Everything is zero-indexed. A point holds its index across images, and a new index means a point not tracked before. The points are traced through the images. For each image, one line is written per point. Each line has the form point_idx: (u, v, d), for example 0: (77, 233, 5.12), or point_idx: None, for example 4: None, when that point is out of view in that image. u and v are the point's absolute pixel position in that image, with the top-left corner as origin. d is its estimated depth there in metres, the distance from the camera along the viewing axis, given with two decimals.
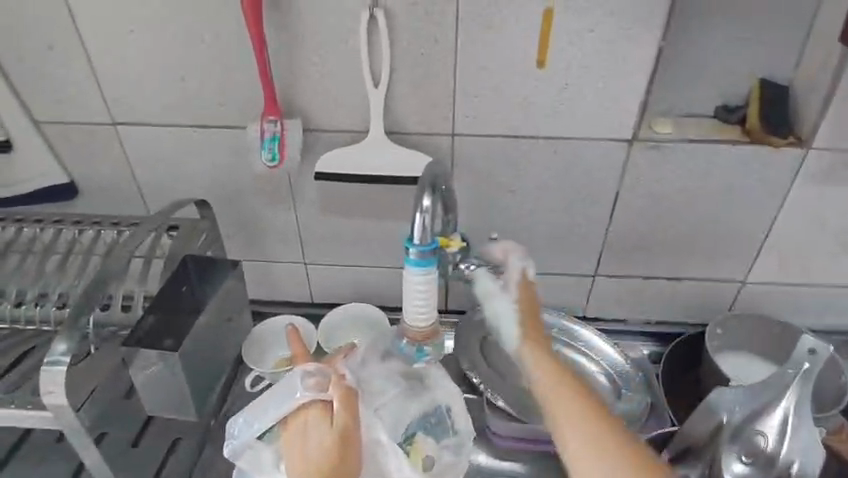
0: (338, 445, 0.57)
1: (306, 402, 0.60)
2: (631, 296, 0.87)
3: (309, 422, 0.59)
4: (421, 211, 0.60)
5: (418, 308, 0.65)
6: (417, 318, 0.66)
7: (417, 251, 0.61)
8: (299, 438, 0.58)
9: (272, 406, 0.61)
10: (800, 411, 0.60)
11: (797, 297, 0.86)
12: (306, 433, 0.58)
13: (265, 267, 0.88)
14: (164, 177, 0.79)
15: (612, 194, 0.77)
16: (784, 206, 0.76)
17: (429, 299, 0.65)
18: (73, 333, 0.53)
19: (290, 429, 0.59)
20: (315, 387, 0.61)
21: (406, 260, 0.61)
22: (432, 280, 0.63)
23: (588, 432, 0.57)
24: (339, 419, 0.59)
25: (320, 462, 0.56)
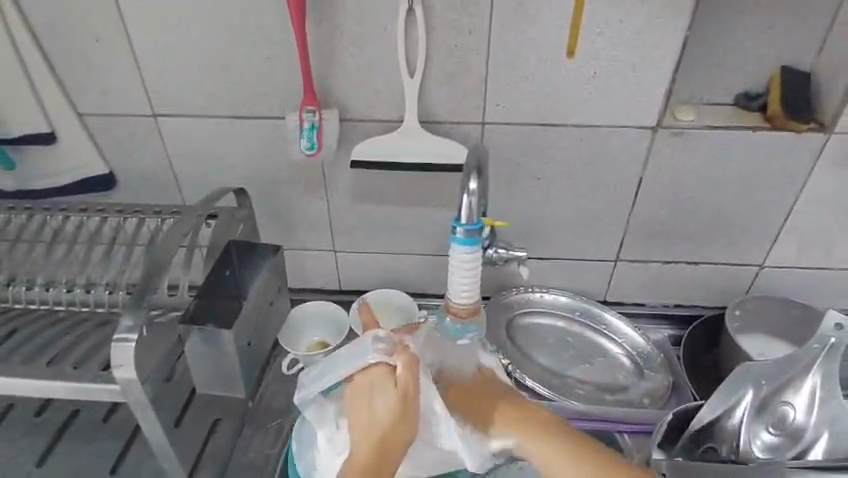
0: (404, 411, 0.55)
1: (372, 365, 0.58)
2: (652, 281, 0.90)
3: (377, 384, 0.57)
4: (468, 193, 0.58)
5: (460, 287, 0.62)
6: (461, 297, 0.63)
7: (464, 229, 0.59)
8: (366, 399, 0.57)
9: (338, 365, 0.60)
10: (828, 385, 0.62)
11: (816, 280, 0.88)
12: (372, 394, 0.57)
13: (295, 254, 0.91)
14: (201, 167, 0.82)
15: (636, 180, 0.79)
16: (804, 191, 0.79)
17: (472, 279, 0.62)
18: (139, 312, 0.56)
19: (358, 387, 0.58)
20: (385, 350, 0.58)
21: (453, 238, 0.59)
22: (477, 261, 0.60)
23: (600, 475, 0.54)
24: (404, 384, 0.56)
25: (382, 425, 0.55)
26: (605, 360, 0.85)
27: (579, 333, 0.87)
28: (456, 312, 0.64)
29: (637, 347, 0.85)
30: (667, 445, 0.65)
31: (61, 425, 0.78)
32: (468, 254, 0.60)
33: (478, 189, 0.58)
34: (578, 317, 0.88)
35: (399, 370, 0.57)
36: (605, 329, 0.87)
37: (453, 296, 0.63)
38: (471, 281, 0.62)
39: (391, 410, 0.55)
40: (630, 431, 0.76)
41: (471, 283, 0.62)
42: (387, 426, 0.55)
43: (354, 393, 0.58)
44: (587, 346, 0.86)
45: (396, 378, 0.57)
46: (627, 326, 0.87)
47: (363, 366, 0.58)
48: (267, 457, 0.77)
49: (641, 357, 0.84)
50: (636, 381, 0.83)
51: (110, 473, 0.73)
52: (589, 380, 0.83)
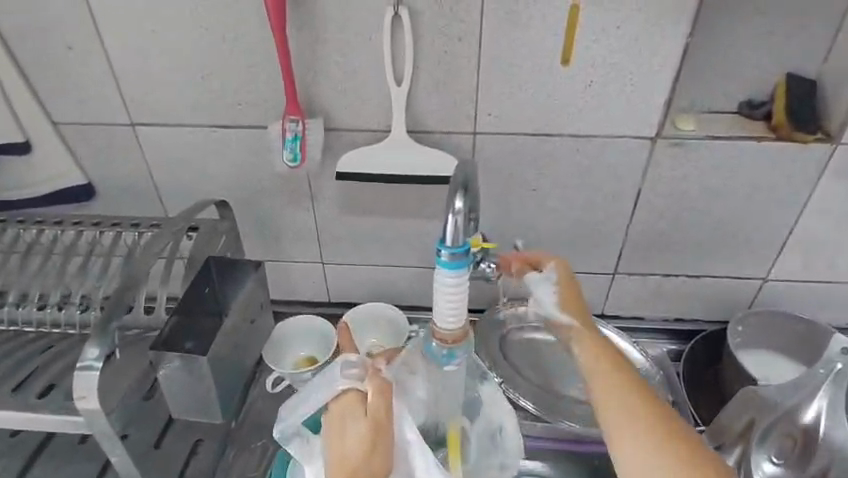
0: (376, 439, 0.53)
1: (342, 392, 0.55)
2: (650, 294, 0.86)
3: (346, 411, 0.54)
4: (453, 212, 0.51)
5: (446, 316, 0.53)
6: (446, 323, 0.54)
7: (448, 253, 0.51)
8: (336, 429, 0.54)
9: (310, 394, 0.57)
10: (834, 414, 0.59)
11: (821, 294, 0.85)
12: (342, 422, 0.54)
13: (282, 266, 0.88)
14: (183, 178, 0.79)
15: (634, 192, 0.76)
16: (809, 203, 0.75)
17: (459, 309, 0.53)
18: (105, 338, 0.53)
19: (329, 417, 0.55)
20: (356, 376, 0.56)
21: (437, 262, 0.51)
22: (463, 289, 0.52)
23: (654, 441, 0.52)
24: (375, 410, 0.54)
25: (354, 456, 0.52)
26: None
27: None
28: (441, 338, 0.56)
29: (636, 364, 0.82)
30: None
31: (35, 447, 0.75)
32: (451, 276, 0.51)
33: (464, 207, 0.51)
34: None
35: (369, 396, 0.54)
36: None
37: (438, 320, 0.55)
38: (457, 312, 0.53)
39: (363, 438, 0.52)
40: None
41: (457, 309, 0.53)
42: (359, 455, 0.52)
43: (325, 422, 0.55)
44: None
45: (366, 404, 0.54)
46: (626, 342, 0.83)
47: (332, 394, 0.55)
48: None
49: (641, 376, 0.80)
50: None
51: None
52: None
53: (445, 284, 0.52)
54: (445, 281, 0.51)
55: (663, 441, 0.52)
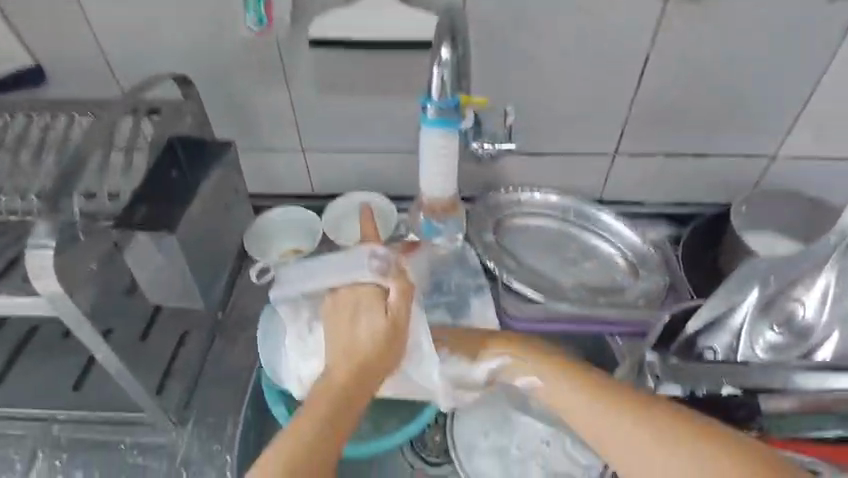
0: (390, 340, 0.52)
1: (363, 283, 0.54)
2: (653, 177, 0.81)
3: (363, 304, 0.53)
4: (438, 65, 0.55)
5: (433, 177, 0.66)
6: (435, 190, 0.67)
7: (434, 108, 0.58)
8: (345, 315, 0.53)
9: (326, 272, 0.55)
10: (846, 283, 0.55)
11: (835, 172, 0.79)
12: (357, 313, 0.53)
13: (257, 156, 0.81)
14: (140, 54, 0.71)
15: (642, 58, 0.68)
16: (832, 67, 0.68)
17: (445, 170, 0.65)
18: (56, 215, 0.48)
19: (340, 300, 0.54)
20: (380, 270, 0.54)
21: (424, 118, 0.59)
22: (449, 146, 0.62)
23: (625, 419, 0.47)
24: (396, 310, 0.53)
25: (365, 348, 0.51)
26: (598, 263, 0.79)
27: (569, 233, 0.81)
28: (433, 208, 0.69)
29: (634, 247, 0.79)
30: (659, 347, 0.60)
31: (17, 341, 0.72)
32: (443, 138, 0.61)
33: (451, 58, 0.55)
34: (572, 218, 0.81)
35: (390, 297, 0.53)
36: (599, 230, 0.80)
37: (427, 190, 0.68)
38: (443, 173, 0.65)
39: (377, 335, 0.52)
40: (622, 334, 0.73)
41: (446, 175, 0.65)
42: (372, 348, 0.52)
43: (334, 306, 0.54)
44: (579, 248, 0.80)
45: (387, 304, 0.53)
46: (623, 225, 0.80)
47: (352, 281, 0.54)
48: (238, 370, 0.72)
49: (637, 258, 0.78)
50: (631, 282, 0.77)
51: (73, 390, 0.68)
52: (581, 283, 0.77)
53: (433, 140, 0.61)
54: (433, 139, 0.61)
55: (607, 407, 0.48)
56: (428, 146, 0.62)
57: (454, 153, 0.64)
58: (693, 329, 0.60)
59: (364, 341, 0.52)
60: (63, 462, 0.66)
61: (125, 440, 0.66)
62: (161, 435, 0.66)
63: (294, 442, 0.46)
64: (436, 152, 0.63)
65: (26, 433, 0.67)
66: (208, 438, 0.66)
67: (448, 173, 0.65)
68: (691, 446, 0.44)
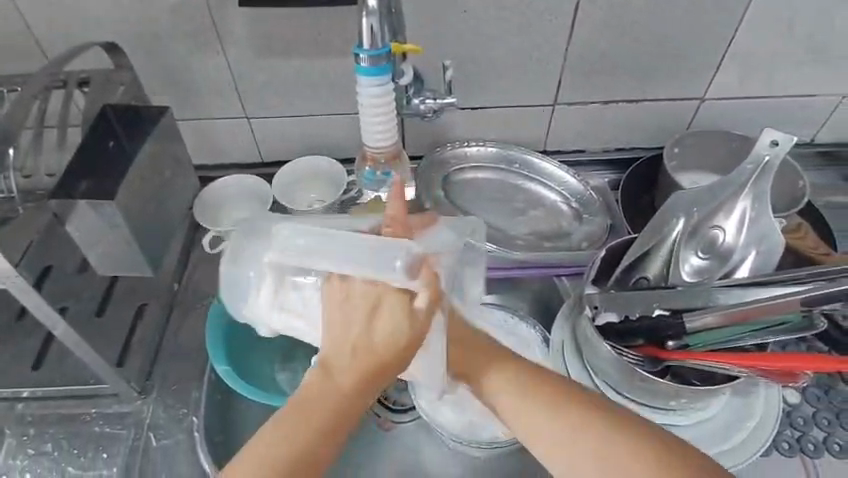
0: (405, 348, 0.45)
1: (384, 282, 0.44)
2: (593, 123, 0.84)
3: (383, 303, 0.44)
4: (368, 15, 0.57)
5: (375, 127, 0.66)
6: (376, 142, 0.68)
7: (367, 58, 0.59)
8: (358, 314, 0.45)
9: (325, 257, 0.43)
10: (760, 207, 0.62)
11: (760, 110, 0.83)
12: (376, 312, 0.44)
13: (200, 125, 0.80)
14: (65, 22, 0.68)
15: (571, 5, 0.69)
16: (750, 5, 0.71)
17: (385, 118, 0.65)
18: None
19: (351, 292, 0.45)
20: (410, 267, 0.43)
21: (357, 69, 0.61)
22: (385, 89, 0.63)
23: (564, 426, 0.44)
24: (420, 326, 0.44)
25: (379, 347, 0.45)
26: (544, 210, 0.82)
27: (513, 184, 0.84)
28: (374, 158, 0.70)
29: (576, 193, 0.82)
30: (600, 280, 0.64)
31: None
32: (376, 86, 0.62)
33: (378, 8, 0.56)
34: (516, 169, 0.83)
35: (418, 305, 0.44)
36: (544, 179, 0.83)
37: (369, 144, 0.69)
38: (383, 119, 0.65)
39: (395, 340, 0.45)
40: (569, 274, 0.76)
41: (385, 124, 0.66)
42: (388, 350, 0.45)
43: (340, 293, 0.45)
44: (525, 197, 0.83)
45: (412, 312, 0.44)
46: (563, 171, 0.83)
47: (377, 277, 0.43)
48: (198, 338, 0.73)
49: (579, 203, 0.82)
50: (574, 225, 0.81)
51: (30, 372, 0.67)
52: (530, 230, 0.80)
53: (367, 87, 0.62)
54: (367, 86, 0.62)
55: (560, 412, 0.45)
56: (364, 96, 0.64)
57: (391, 103, 0.64)
58: (627, 261, 0.63)
59: (379, 345, 0.45)
60: (30, 437, 0.66)
61: (91, 412, 0.67)
62: (126, 405, 0.67)
63: (281, 442, 0.44)
64: (372, 99, 0.63)
65: None
66: (173, 404, 0.68)
67: (386, 120, 0.66)
68: (610, 440, 0.43)
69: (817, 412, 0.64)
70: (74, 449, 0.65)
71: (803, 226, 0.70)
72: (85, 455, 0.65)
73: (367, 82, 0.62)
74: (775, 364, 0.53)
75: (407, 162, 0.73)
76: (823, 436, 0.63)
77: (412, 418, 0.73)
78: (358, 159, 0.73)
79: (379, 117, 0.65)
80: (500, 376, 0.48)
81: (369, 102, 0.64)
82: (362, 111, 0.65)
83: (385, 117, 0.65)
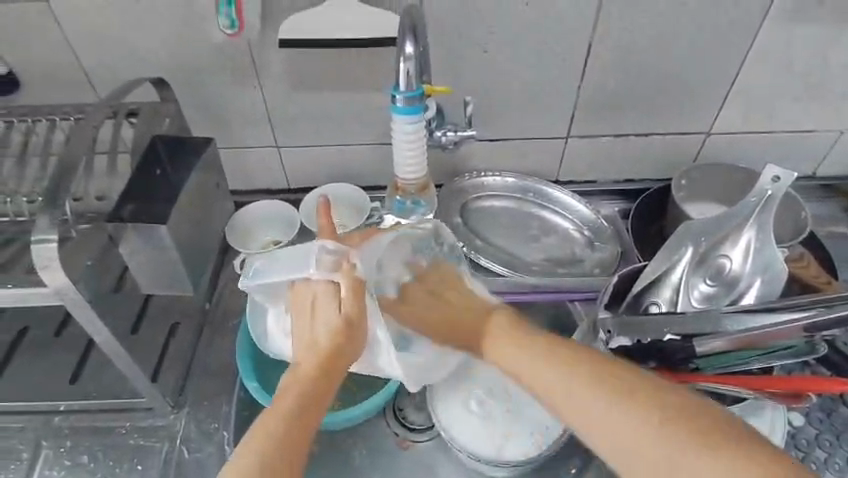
0: (344, 338, 0.52)
1: (315, 282, 0.54)
2: (604, 155, 0.88)
3: (316, 300, 0.53)
4: (405, 60, 0.61)
5: (408, 160, 0.71)
6: (408, 175, 0.73)
7: (404, 98, 0.64)
8: (307, 312, 0.53)
9: (277, 271, 0.55)
10: (764, 237, 0.65)
11: (762, 145, 0.88)
12: (313, 307, 0.53)
13: (233, 154, 0.85)
14: (115, 59, 0.73)
15: (585, 46, 0.74)
16: (752, 49, 0.76)
17: (416, 151, 0.70)
18: (55, 212, 0.51)
19: (298, 299, 0.54)
20: (328, 266, 0.54)
21: (395, 108, 0.65)
22: (419, 126, 0.68)
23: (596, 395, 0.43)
24: (349, 307, 0.53)
25: (325, 342, 0.51)
26: (557, 237, 0.86)
27: (529, 212, 0.88)
28: (405, 189, 0.75)
29: (587, 220, 0.86)
30: (614, 306, 0.67)
31: (9, 345, 0.74)
32: (410, 126, 0.68)
33: (415, 53, 0.61)
34: (531, 198, 0.88)
35: (343, 293, 0.53)
36: (557, 207, 0.87)
37: (401, 176, 0.74)
38: (415, 153, 0.70)
39: (330, 328, 0.52)
40: (582, 299, 0.79)
41: (417, 159, 0.71)
42: (331, 344, 0.51)
43: (294, 301, 0.55)
44: (539, 225, 0.87)
45: (338, 298, 0.53)
46: (576, 200, 0.87)
47: (311, 278, 0.54)
48: (228, 355, 0.76)
49: (591, 230, 0.86)
50: (587, 252, 0.84)
51: (70, 384, 0.71)
52: (544, 256, 0.84)
53: (403, 123, 0.67)
54: (404, 123, 0.67)
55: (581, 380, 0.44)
56: (399, 135, 0.69)
57: (422, 141, 0.70)
58: (639, 287, 0.67)
59: (322, 338, 0.51)
60: (67, 449, 0.69)
61: (126, 425, 0.70)
62: (159, 418, 0.71)
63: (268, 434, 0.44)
64: (405, 135, 0.68)
65: (27, 425, 0.71)
66: (204, 418, 0.71)
67: (417, 154, 0.71)
68: (630, 410, 0.41)
69: (821, 433, 0.67)
70: (110, 460, 0.68)
71: (804, 255, 0.73)
72: (121, 467, 0.68)
73: (403, 119, 0.67)
74: (783, 387, 0.58)
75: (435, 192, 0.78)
76: (826, 457, 0.66)
77: (430, 437, 0.75)
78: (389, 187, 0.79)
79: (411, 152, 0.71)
80: (516, 345, 0.51)
81: (403, 139, 0.69)
82: (396, 146, 0.70)
83: (416, 150, 0.70)
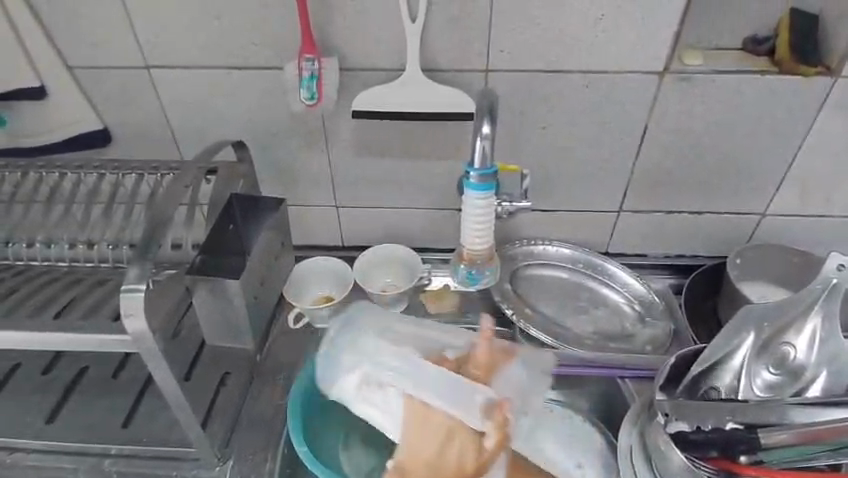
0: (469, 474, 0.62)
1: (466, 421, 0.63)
2: (656, 230, 0.88)
3: (457, 436, 0.63)
4: (481, 138, 0.65)
5: (476, 231, 0.75)
6: (471, 244, 0.77)
7: (477, 175, 0.69)
8: (442, 442, 0.63)
9: (440, 394, 0.65)
10: (829, 327, 0.65)
11: (818, 228, 0.87)
12: (452, 440, 0.63)
13: (295, 210, 0.89)
14: (199, 120, 0.79)
15: (641, 127, 0.77)
16: (811, 135, 0.77)
17: (485, 223, 0.74)
18: (146, 263, 0.55)
19: (429, 418, 0.64)
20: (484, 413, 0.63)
21: (468, 183, 0.70)
22: (489, 201, 0.72)
23: None
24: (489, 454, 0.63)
25: (463, 460, 0.62)
26: (607, 310, 0.85)
27: (580, 282, 0.88)
28: (471, 258, 0.79)
29: (639, 295, 0.86)
30: (669, 388, 0.65)
31: (70, 381, 0.77)
32: (483, 199, 0.71)
33: (490, 133, 0.65)
34: (581, 268, 0.88)
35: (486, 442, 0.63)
36: (607, 280, 0.87)
37: (466, 243, 0.77)
38: (484, 226, 0.74)
39: (462, 464, 0.62)
40: (634, 377, 0.77)
41: (485, 230, 0.75)
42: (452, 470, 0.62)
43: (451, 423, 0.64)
44: (589, 296, 0.87)
45: (481, 447, 0.63)
46: (627, 274, 0.87)
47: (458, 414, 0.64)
48: (276, 408, 0.77)
49: (642, 304, 0.85)
50: (638, 327, 0.83)
51: (123, 427, 0.73)
52: (594, 328, 0.83)
53: (475, 198, 0.71)
54: (473, 198, 0.71)
55: None
56: (469, 206, 0.73)
57: (491, 211, 0.73)
58: (696, 370, 0.65)
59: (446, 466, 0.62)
60: None
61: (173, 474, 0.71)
62: (205, 469, 0.71)
63: None
64: (475, 210, 0.72)
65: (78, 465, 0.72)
66: (249, 473, 0.71)
67: (485, 228, 0.75)
68: None
69: None
70: None
71: None
72: None
73: (474, 195, 0.71)
74: None
75: (494, 268, 0.81)
76: None
77: None
78: (453, 256, 0.82)
79: (479, 224, 0.74)
80: None
81: (473, 211, 0.73)
82: (467, 220, 0.74)
83: (485, 224, 0.74)
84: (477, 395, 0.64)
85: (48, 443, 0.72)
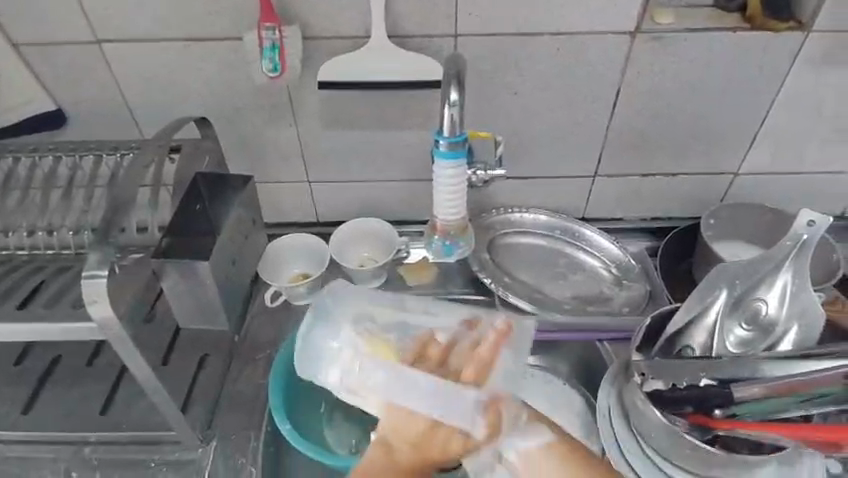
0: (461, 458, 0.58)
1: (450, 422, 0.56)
2: (631, 193, 0.89)
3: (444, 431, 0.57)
4: (450, 106, 0.64)
5: (450, 201, 0.74)
6: (447, 214, 0.76)
7: (447, 143, 0.67)
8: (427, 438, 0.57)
9: (413, 391, 0.57)
10: (799, 281, 0.66)
11: (789, 185, 0.88)
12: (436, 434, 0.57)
13: (266, 187, 0.87)
14: (159, 97, 0.76)
15: (613, 89, 0.76)
16: (782, 92, 0.77)
17: (457, 192, 0.73)
18: (108, 248, 0.53)
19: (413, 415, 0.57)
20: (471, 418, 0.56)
21: (437, 152, 0.68)
22: (459, 170, 0.70)
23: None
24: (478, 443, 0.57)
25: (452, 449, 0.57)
26: (585, 275, 0.86)
27: (557, 248, 0.88)
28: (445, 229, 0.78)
29: (616, 260, 0.86)
30: (645, 348, 0.66)
31: (42, 371, 0.75)
32: (452, 168, 0.70)
33: (458, 101, 0.63)
34: (558, 235, 0.88)
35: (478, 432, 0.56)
36: (584, 245, 0.87)
37: (441, 214, 0.77)
38: (457, 195, 0.73)
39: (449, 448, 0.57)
40: (610, 338, 0.78)
41: (458, 199, 0.74)
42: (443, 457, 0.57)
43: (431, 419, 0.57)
44: (566, 262, 0.87)
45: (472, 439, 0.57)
46: (603, 238, 0.87)
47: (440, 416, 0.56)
48: (257, 388, 0.76)
49: (619, 268, 0.85)
50: (615, 291, 0.84)
51: (101, 414, 0.72)
52: (572, 294, 0.84)
53: (444, 168, 0.69)
54: (444, 167, 0.69)
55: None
56: (440, 176, 0.71)
57: (463, 180, 0.73)
58: (670, 330, 0.66)
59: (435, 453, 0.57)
60: None
61: (156, 457, 0.71)
62: (188, 450, 0.71)
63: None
64: (446, 179, 0.71)
65: (58, 455, 0.72)
66: (233, 452, 0.71)
67: (458, 197, 0.74)
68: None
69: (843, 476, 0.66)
70: None
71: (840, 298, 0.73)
72: None
73: (443, 164, 0.70)
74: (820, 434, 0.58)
75: (470, 236, 0.81)
76: None
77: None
78: (428, 227, 0.82)
79: (452, 194, 0.73)
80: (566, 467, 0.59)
81: (445, 180, 0.71)
82: (439, 190, 0.73)
83: (457, 193, 0.73)
84: (466, 397, 0.56)
85: (24, 434, 0.71)
